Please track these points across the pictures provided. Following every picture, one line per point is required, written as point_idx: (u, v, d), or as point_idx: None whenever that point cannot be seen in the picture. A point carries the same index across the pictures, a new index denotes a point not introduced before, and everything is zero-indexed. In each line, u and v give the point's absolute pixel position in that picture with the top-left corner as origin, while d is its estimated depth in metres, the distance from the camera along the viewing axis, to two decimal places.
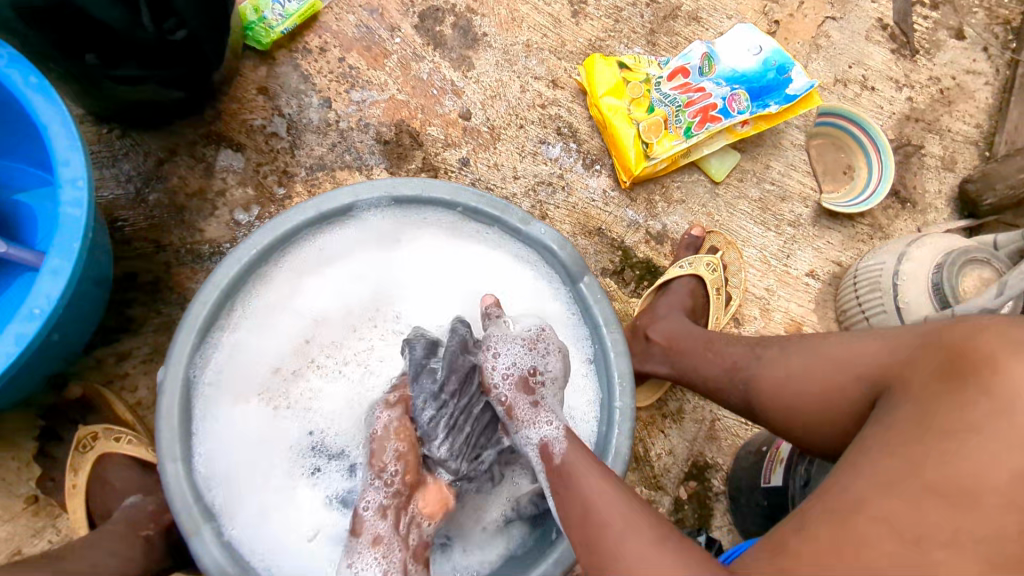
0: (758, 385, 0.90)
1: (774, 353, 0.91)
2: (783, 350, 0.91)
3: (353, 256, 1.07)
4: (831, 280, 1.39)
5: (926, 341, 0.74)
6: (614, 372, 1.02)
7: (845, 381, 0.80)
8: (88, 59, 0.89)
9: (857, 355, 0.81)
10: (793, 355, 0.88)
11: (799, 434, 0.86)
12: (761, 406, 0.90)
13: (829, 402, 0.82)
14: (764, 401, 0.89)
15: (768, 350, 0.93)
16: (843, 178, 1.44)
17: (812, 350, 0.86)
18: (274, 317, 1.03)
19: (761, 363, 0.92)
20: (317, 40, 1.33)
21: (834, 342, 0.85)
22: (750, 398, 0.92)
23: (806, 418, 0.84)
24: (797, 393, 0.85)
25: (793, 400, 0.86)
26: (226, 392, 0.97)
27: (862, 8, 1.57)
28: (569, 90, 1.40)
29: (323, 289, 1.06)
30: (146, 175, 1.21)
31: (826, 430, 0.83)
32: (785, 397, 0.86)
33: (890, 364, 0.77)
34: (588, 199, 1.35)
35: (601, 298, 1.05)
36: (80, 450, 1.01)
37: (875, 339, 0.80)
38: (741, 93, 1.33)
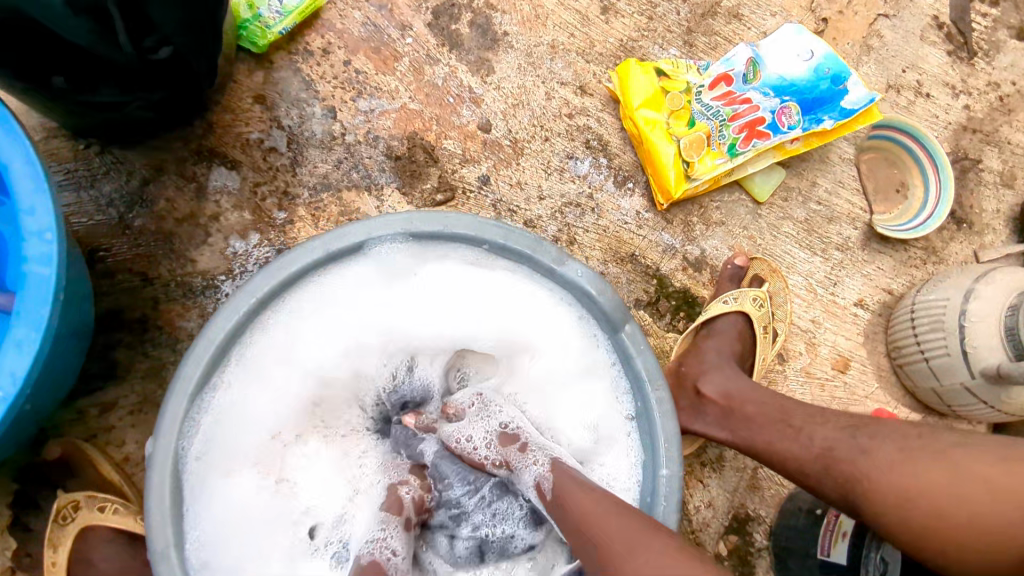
0: (879, 484, 0.79)
1: (895, 456, 0.80)
2: (901, 449, 0.80)
3: (362, 296, 0.94)
4: (882, 310, 1.28)
5: None
6: (659, 436, 0.91)
7: (1006, 511, 0.74)
8: (57, 83, 0.75)
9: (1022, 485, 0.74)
10: (926, 458, 0.78)
11: (922, 550, 0.78)
12: (874, 512, 0.80)
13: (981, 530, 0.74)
14: (884, 510, 0.79)
15: (879, 444, 0.82)
16: (897, 197, 1.32)
17: (953, 464, 0.77)
18: (273, 369, 0.90)
19: (876, 466, 0.80)
20: (319, 41, 1.19)
21: (980, 460, 0.76)
22: (852, 494, 0.82)
23: (943, 539, 0.76)
24: (939, 513, 0.76)
25: (928, 518, 0.77)
26: (220, 462, 0.86)
27: (917, 4, 1.42)
28: (599, 97, 1.26)
29: (327, 335, 0.93)
30: (130, 197, 1.07)
31: (964, 555, 0.76)
32: (920, 508, 0.77)
33: None
34: (620, 221, 1.22)
35: (645, 349, 0.94)
36: (58, 523, 0.91)
37: None
38: (792, 106, 1.19)
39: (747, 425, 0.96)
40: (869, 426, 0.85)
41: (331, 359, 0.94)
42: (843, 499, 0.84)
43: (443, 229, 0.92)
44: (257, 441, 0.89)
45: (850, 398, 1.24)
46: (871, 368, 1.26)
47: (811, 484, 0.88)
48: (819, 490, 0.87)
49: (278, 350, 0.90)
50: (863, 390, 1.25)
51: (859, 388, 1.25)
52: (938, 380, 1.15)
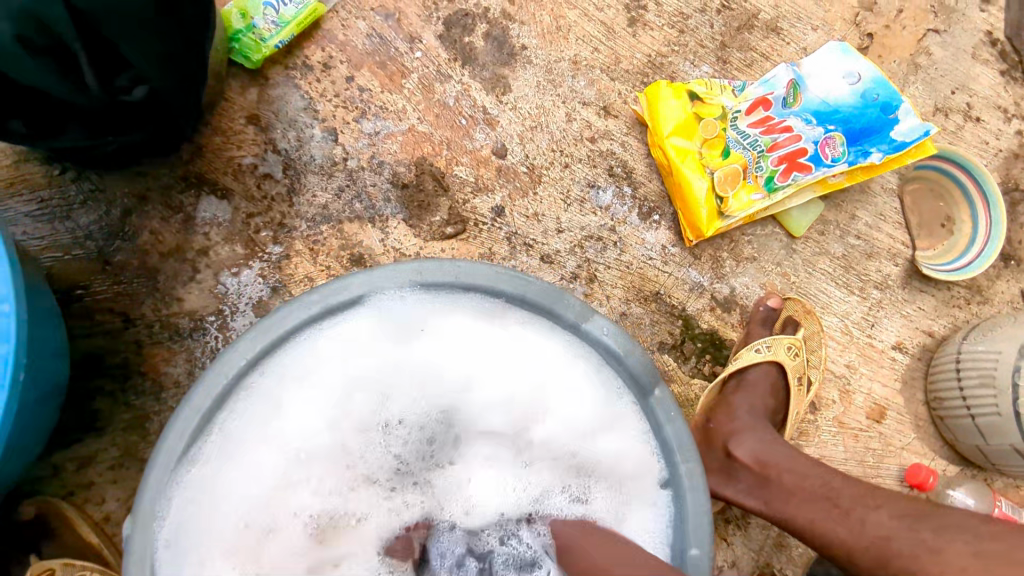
0: None
1: (968, 561, 0.70)
2: (975, 552, 0.71)
3: (359, 354, 0.84)
4: (922, 354, 1.19)
5: None
6: (688, 514, 0.82)
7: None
8: (15, 126, 0.66)
9: None
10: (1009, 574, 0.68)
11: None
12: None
13: None
14: None
15: (946, 543, 0.73)
16: (941, 232, 1.22)
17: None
18: (258, 439, 0.80)
19: (944, 569, 0.71)
20: (320, 54, 1.08)
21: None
22: None
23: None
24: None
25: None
26: (200, 547, 0.76)
27: (969, 19, 1.31)
28: (624, 119, 1.16)
29: (321, 398, 0.83)
30: (109, 229, 0.98)
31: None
32: None
33: None
34: (644, 257, 1.13)
35: (675, 416, 0.85)
36: None
37: None
38: (836, 136, 1.09)
39: (785, 498, 0.89)
40: (930, 517, 0.77)
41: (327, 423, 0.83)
42: None
43: (455, 280, 0.84)
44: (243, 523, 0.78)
45: (886, 450, 1.15)
46: (909, 417, 1.17)
47: (860, 573, 0.80)
48: None
49: (266, 414, 0.80)
50: (900, 441, 1.16)
51: (896, 439, 1.16)
52: (983, 438, 1.06)
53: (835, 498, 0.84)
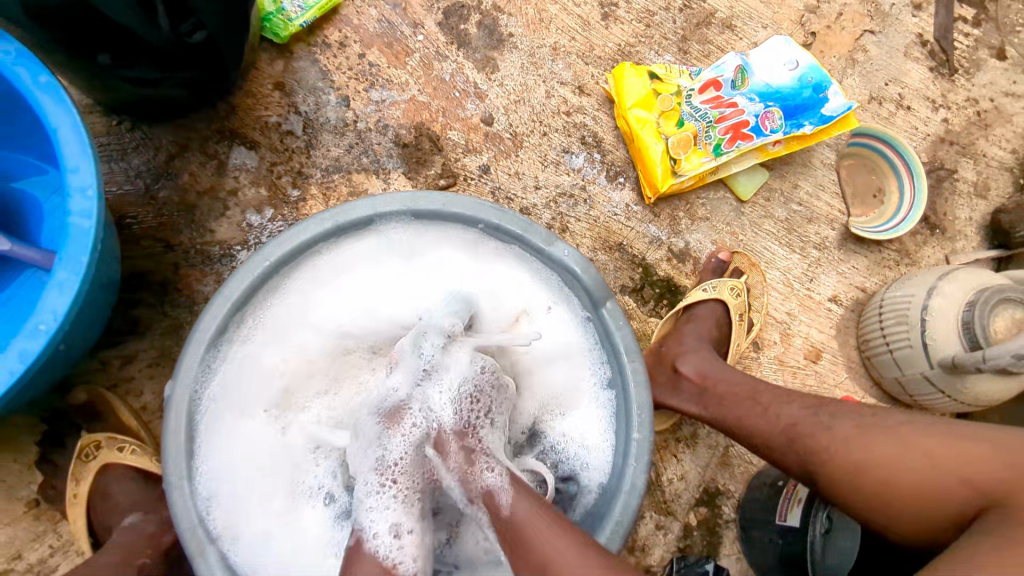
0: (827, 461, 0.88)
1: (851, 431, 0.88)
2: (858, 424, 0.88)
3: (372, 267, 1.04)
4: (854, 306, 1.36)
5: (1009, 460, 0.79)
6: (632, 404, 0.99)
7: (949, 481, 0.81)
8: (102, 59, 0.85)
9: (944, 454, 0.82)
10: (870, 435, 0.87)
11: (872, 516, 0.86)
12: (827, 480, 0.89)
13: (916, 498, 0.82)
14: (836, 480, 0.88)
15: (839, 421, 0.90)
16: (874, 202, 1.40)
17: (896, 437, 0.85)
18: (290, 328, 1.00)
19: (833, 441, 0.89)
20: (337, 35, 1.28)
21: (925, 432, 0.84)
22: (811, 466, 0.91)
23: (887, 504, 0.84)
24: (886, 480, 0.84)
25: (877, 482, 0.84)
26: (229, 406, 0.94)
27: (902, 22, 1.51)
28: (596, 97, 1.35)
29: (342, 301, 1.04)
30: (156, 170, 1.17)
31: (905, 521, 0.84)
32: (861, 478, 0.85)
33: (993, 473, 0.79)
34: (610, 213, 1.30)
35: (623, 325, 1.02)
36: (82, 459, 1.00)
37: (963, 440, 0.82)
38: (775, 111, 1.28)
39: (719, 402, 1.05)
40: (828, 404, 0.93)
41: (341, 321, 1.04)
42: (800, 469, 0.93)
43: (443, 208, 1.00)
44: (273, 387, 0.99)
45: (821, 386, 1.31)
46: (842, 359, 1.33)
47: (772, 455, 0.96)
48: (780, 461, 0.95)
49: (292, 308, 1.00)
50: (833, 379, 1.32)
51: (830, 377, 1.32)
52: (900, 370, 1.23)
53: (758, 398, 1.01)
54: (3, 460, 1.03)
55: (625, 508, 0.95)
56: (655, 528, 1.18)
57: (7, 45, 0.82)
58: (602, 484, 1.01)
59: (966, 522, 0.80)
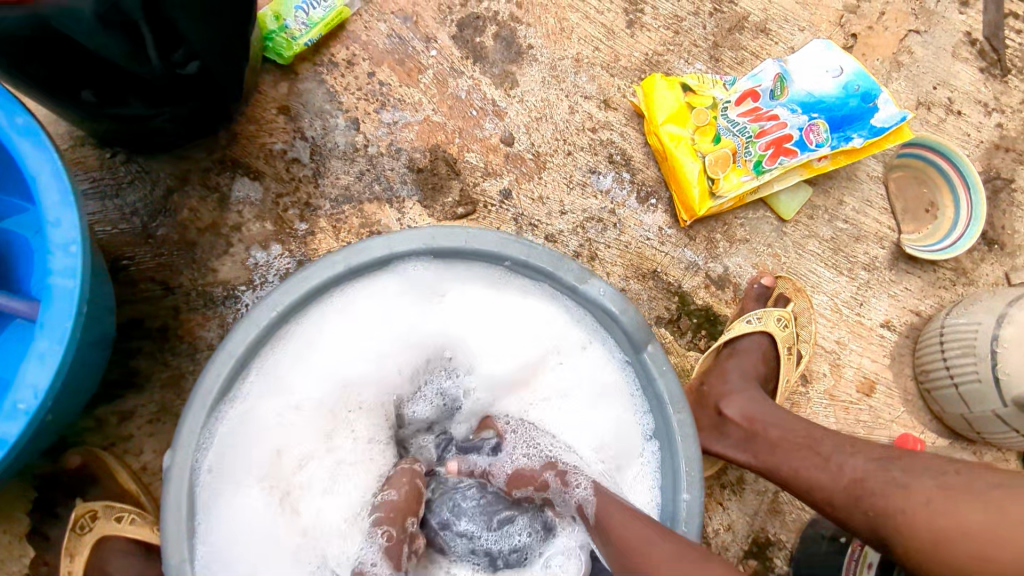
0: (910, 528, 0.77)
1: (931, 493, 0.77)
2: (941, 485, 0.78)
3: (385, 310, 0.95)
4: (909, 331, 1.25)
5: None
6: (680, 461, 0.89)
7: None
8: (85, 96, 0.76)
9: None
10: (962, 502, 0.75)
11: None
12: (906, 550, 0.78)
13: None
14: (920, 552, 0.76)
15: (915, 480, 0.79)
16: (926, 217, 1.29)
17: (993, 504, 0.74)
18: (297, 382, 0.91)
19: (911, 502, 0.78)
20: (344, 52, 1.19)
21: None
22: (884, 532, 0.80)
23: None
24: (982, 556, 0.72)
25: (970, 557, 0.73)
26: (234, 473, 0.85)
27: (949, 20, 1.40)
28: (623, 111, 1.25)
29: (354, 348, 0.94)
30: (154, 207, 1.08)
31: None
32: (953, 552, 0.74)
33: None
34: (642, 237, 1.21)
35: (666, 369, 0.92)
36: (76, 531, 0.92)
37: None
38: (820, 123, 1.18)
39: (771, 449, 0.94)
40: (905, 459, 0.83)
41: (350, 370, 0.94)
42: (872, 534, 0.82)
43: (465, 244, 0.91)
44: (280, 446, 0.89)
45: (876, 422, 1.21)
46: (898, 392, 1.23)
47: (837, 514, 0.85)
48: (846, 522, 0.85)
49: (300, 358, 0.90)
50: (889, 414, 1.22)
51: (885, 412, 1.22)
52: (967, 407, 1.12)
53: (817, 447, 0.90)
54: None
55: None
56: None
57: None
58: None
59: None
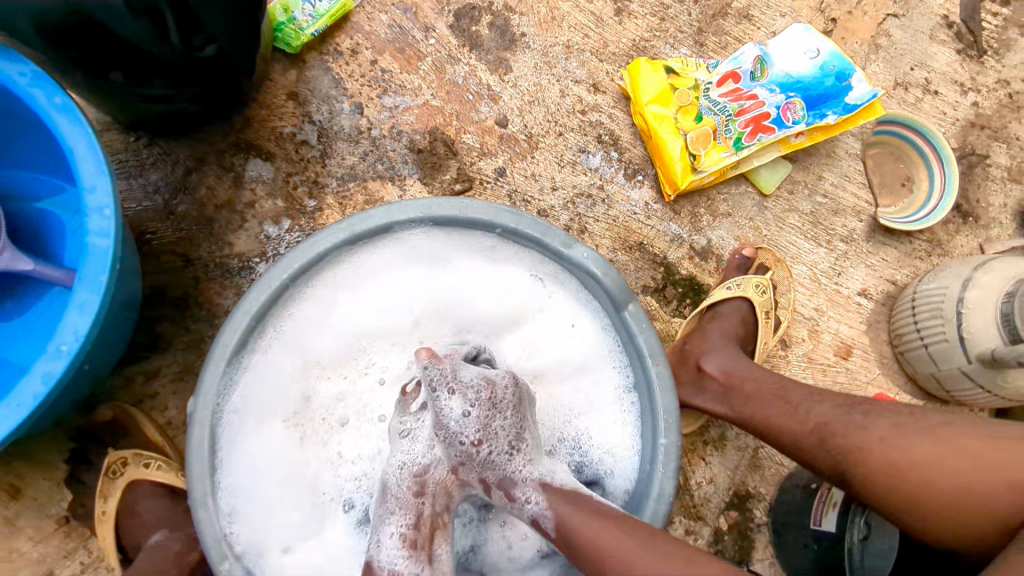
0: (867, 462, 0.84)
1: (888, 431, 0.84)
2: (896, 424, 0.85)
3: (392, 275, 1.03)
4: (885, 299, 1.31)
5: None
6: (658, 407, 0.96)
7: (991, 491, 0.78)
8: (115, 77, 0.86)
9: (994, 457, 0.79)
10: (916, 436, 0.83)
11: (903, 518, 0.83)
12: (863, 483, 0.85)
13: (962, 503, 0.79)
14: (874, 482, 0.84)
15: (874, 421, 0.86)
16: (903, 191, 1.36)
17: (941, 439, 0.81)
18: (312, 338, 0.99)
19: (870, 440, 0.85)
20: (349, 42, 1.28)
21: (966, 434, 0.81)
22: (842, 466, 0.87)
23: (923, 510, 0.81)
24: (930, 485, 0.80)
25: (918, 485, 0.81)
26: (249, 419, 0.94)
27: (926, 5, 1.46)
28: (611, 95, 1.33)
29: (364, 307, 1.02)
30: (175, 185, 1.17)
31: (948, 525, 0.80)
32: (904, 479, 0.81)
33: None
34: (629, 212, 1.28)
35: (646, 327, 0.99)
36: (109, 476, 1.00)
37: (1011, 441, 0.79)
38: (796, 101, 1.25)
39: (744, 401, 1.02)
40: (862, 404, 0.90)
41: (362, 324, 1.02)
42: (833, 471, 0.89)
43: (460, 213, 0.98)
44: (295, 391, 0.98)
45: (852, 384, 1.27)
46: (874, 356, 1.29)
47: (803, 456, 0.93)
48: (812, 463, 0.92)
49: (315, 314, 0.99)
50: (865, 376, 1.28)
51: (861, 375, 1.28)
52: (936, 365, 1.18)
53: (787, 397, 0.98)
54: (33, 478, 1.04)
55: (653, 516, 0.92)
56: (685, 533, 1.15)
57: (23, 67, 0.82)
58: (628, 491, 0.99)
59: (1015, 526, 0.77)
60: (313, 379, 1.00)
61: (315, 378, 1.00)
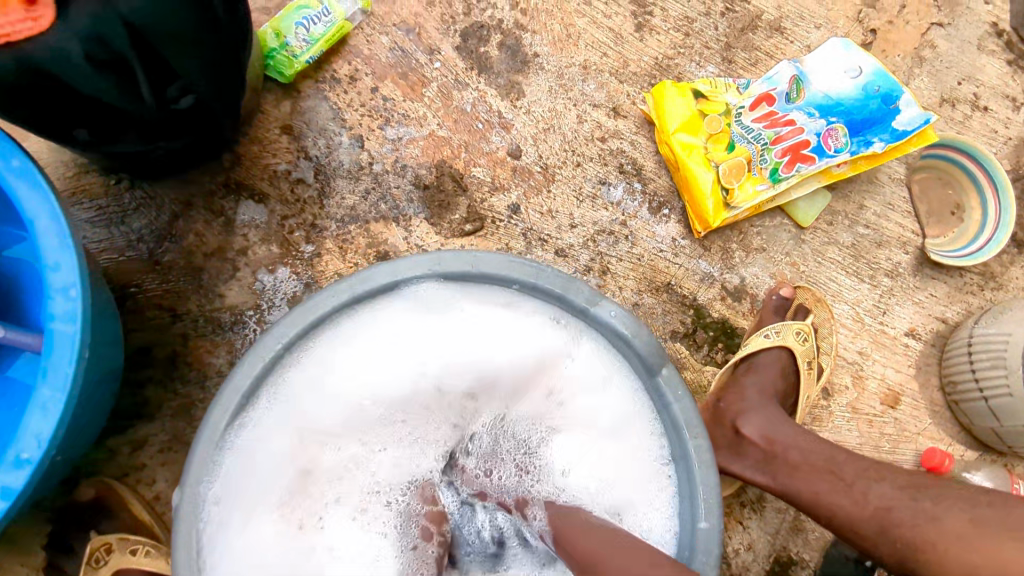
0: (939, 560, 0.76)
1: (964, 526, 0.76)
2: (972, 518, 0.77)
3: (401, 336, 0.91)
4: (935, 340, 1.21)
5: None
6: (698, 486, 0.86)
7: None
8: (80, 135, 0.76)
9: None
10: (999, 539, 0.74)
11: None
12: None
13: None
14: None
15: (946, 512, 0.79)
16: (952, 219, 1.24)
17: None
18: (309, 411, 0.88)
19: (944, 537, 0.77)
20: (346, 68, 1.17)
21: None
22: (910, 561, 0.79)
23: None
24: None
25: None
26: (238, 506, 0.83)
27: (974, 11, 1.34)
28: (633, 119, 1.22)
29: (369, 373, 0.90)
30: (160, 233, 1.07)
31: None
32: None
33: None
34: (655, 249, 1.17)
35: (683, 394, 0.88)
36: (92, 565, 0.92)
37: None
38: (839, 127, 1.14)
39: (790, 471, 0.92)
40: (931, 488, 0.82)
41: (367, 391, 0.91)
42: (897, 562, 0.81)
43: (473, 269, 0.88)
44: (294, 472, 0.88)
45: (900, 435, 1.17)
46: (924, 403, 1.19)
47: (862, 541, 0.84)
48: (872, 550, 0.84)
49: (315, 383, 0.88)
50: (914, 427, 1.18)
51: (910, 425, 1.18)
52: (998, 420, 1.08)
53: (839, 472, 0.88)
54: (10, 564, 0.95)
55: None
56: None
57: None
58: None
59: None
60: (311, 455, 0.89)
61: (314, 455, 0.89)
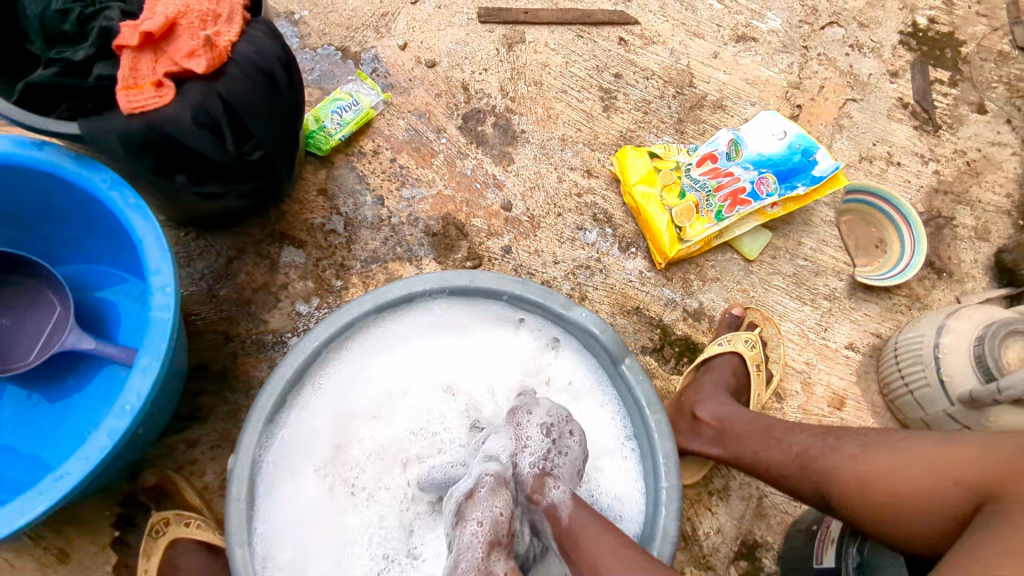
0: (837, 479, 0.94)
1: (856, 449, 0.94)
2: (864, 444, 0.94)
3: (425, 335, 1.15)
4: (872, 352, 1.41)
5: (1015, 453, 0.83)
6: (659, 455, 1.03)
7: (949, 488, 0.85)
8: (179, 179, 1.02)
9: (949, 459, 0.86)
10: (881, 451, 0.92)
11: (887, 531, 0.90)
12: (840, 499, 0.93)
13: (931, 511, 0.86)
14: (848, 499, 0.92)
15: (845, 442, 0.96)
16: (877, 252, 1.48)
17: (898, 449, 0.91)
18: (349, 396, 1.10)
19: (839, 458, 0.95)
20: (371, 144, 1.47)
21: (924, 444, 0.89)
22: (823, 488, 0.96)
23: (891, 513, 0.89)
24: (890, 489, 0.88)
25: (884, 492, 0.89)
26: (286, 466, 1.03)
27: (881, 89, 1.64)
28: (603, 178, 1.49)
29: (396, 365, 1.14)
30: (217, 272, 1.32)
31: (914, 526, 0.87)
32: (870, 489, 0.90)
33: (990, 470, 0.83)
34: (625, 280, 1.41)
35: (643, 379, 1.07)
36: (152, 536, 1.09)
37: (963, 442, 0.87)
38: (769, 176, 1.40)
39: (736, 440, 1.10)
40: (838, 431, 0.99)
41: (393, 381, 1.13)
42: (816, 494, 0.97)
43: (470, 283, 1.09)
44: (329, 442, 1.08)
45: None
46: (867, 405, 1.37)
47: (790, 484, 1.01)
48: (798, 490, 1.00)
49: (351, 370, 1.10)
50: (860, 425, 1.35)
51: (856, 424, 1.35)
52: (923, 410, 1.26)
53: (774, 433, 1.06)
54: (82, 542, 1.13)
55: (660, 558, 0.97)
56: None
57: (104, 175, 0.99)
58: (637, 535, 1.04)
59: (973, 518, 0.83)
60: (349, 433, 1.10)
61: (353, 432, 1.10)
